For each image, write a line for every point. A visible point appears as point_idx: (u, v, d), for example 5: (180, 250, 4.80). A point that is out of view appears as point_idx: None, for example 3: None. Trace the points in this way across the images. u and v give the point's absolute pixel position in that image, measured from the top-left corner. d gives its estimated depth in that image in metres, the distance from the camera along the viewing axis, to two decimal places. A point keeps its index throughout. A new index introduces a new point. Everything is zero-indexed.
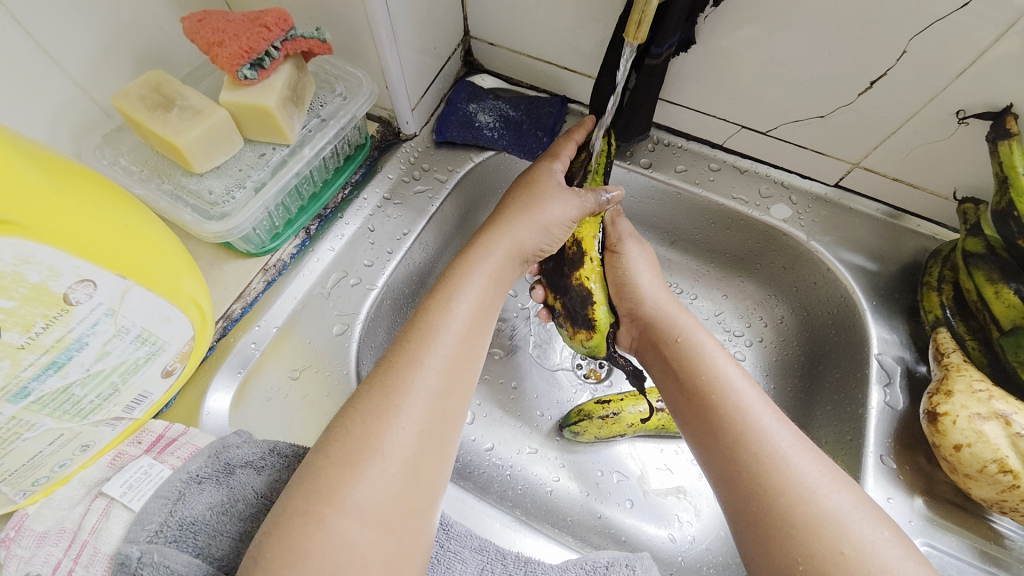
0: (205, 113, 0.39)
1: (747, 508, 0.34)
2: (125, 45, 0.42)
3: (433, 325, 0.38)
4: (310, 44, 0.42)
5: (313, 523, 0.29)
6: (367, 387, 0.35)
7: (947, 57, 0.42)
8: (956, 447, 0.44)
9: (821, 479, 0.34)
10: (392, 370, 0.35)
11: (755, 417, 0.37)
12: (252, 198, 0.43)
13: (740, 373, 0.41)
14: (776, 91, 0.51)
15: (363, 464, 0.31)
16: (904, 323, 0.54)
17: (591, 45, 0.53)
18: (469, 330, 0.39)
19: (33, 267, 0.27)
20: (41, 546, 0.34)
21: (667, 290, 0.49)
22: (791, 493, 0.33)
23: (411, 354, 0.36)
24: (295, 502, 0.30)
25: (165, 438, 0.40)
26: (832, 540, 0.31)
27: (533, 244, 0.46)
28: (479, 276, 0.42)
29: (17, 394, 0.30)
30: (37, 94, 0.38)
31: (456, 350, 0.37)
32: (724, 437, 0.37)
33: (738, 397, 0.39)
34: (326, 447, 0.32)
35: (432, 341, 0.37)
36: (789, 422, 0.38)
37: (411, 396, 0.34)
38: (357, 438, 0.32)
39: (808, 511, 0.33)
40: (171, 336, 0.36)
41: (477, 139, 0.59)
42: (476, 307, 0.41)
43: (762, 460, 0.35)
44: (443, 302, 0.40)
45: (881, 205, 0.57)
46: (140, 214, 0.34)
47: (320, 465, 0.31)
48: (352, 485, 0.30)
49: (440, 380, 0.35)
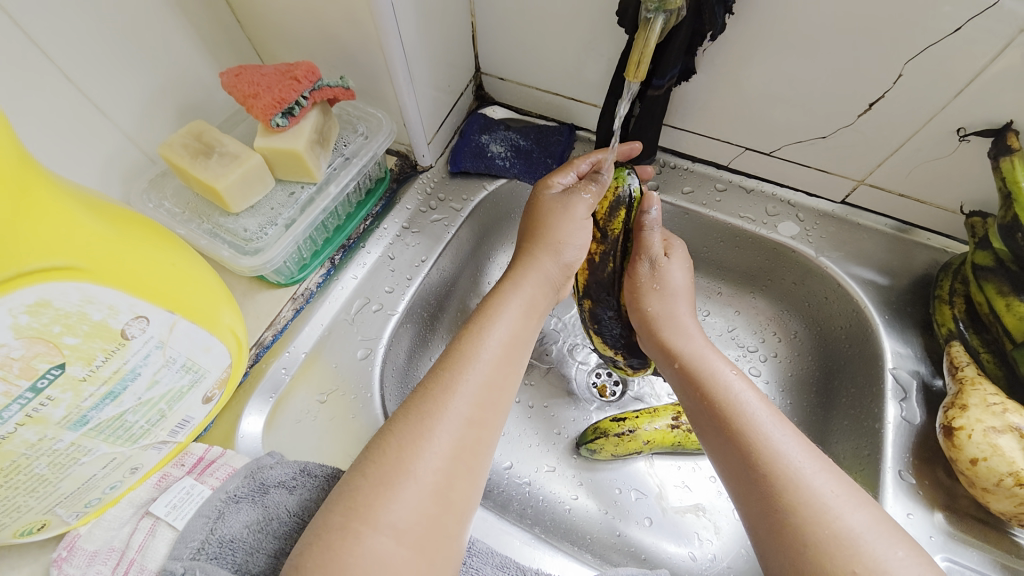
0: (241, 158, 0.42)
1: (762, 527, 0.35)
2: (169, 98, 0.47)
3: (468, 354, 0.40)
4: (336, 91, 0.46)
5: (351, 538, 0.31)
6: (402, 413, 0.37)
7: (945, 75, 0.43)
8: (972, 460, 0.44)
9: (835, 498, 0.34)
10: (427, 397, 0.37)
11: (766, 437, 0.38)
12: (283, 234, 0.46)
13: (752, 390, 0.42)
14: (778, 113, 0.53)
15: (397, 485, 0.33)
16: (918, 337, 0.55)
17: (595, 77, 0.56)
18: (500, 359, 0.41)
19: (96, 307, 0.30)
20: (90, 565, 0.37)
21: (689, 301, 0.52)
22: (805, 512, 0.34)
23: (445, 382, 0.38)
24: (333, 518, 0.32)
25: (205, 460, 0.42)
26: (845, 559, 0.32)
27: (553, 269, 0.48)
28: (512, 306, 0.45)
29: (77, 422, 0.32)
30: (92, 145, 0.43)
31: (489, 378, 0.39)
32: (737, 455, 0.38)
33: (751, 415, 0.40)
34: (363, 466, 0.34)
35: (466, 370, 0.39)
36: (803, 442, 0.38)
37: (444, 422, 0.36)
38: (393, 459, 0.34)
39: (820, 530, 0.33)
40: (212, 365, 0.39)
41: (489, 169, 0.61)
42: (509, 337, 0.43)
43: (774, 481, 0.36)
44: (477, 331, 0.42)
45: (890, 220, 0.58)
46: (185, 252, 0.37)
47: (357, 484, 0.33)
48: (386, 506, 0.32)
49: (472, 408, 0.37)
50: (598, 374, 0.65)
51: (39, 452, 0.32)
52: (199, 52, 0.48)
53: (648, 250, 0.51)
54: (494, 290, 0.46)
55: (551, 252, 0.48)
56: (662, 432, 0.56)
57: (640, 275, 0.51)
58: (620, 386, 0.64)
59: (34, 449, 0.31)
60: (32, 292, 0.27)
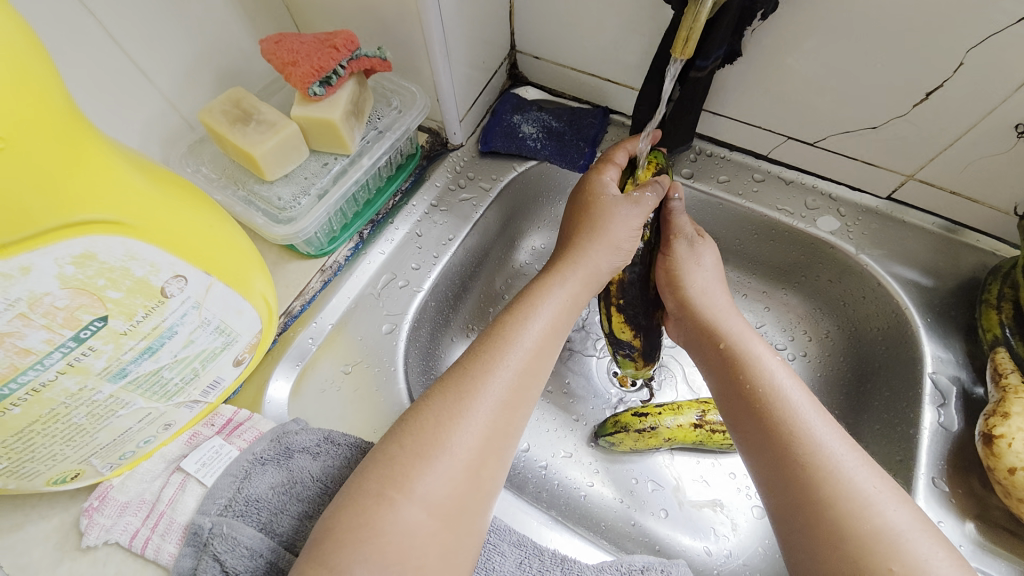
0: (278, 126, 0.43)
1: (794, 521, 0.35)
2: (208, 64, 0.47)
3: (509, 338, 0.40)
4: (373, 62, 0.45)
5: (385, 505, 0.31)
6: (439, 389, 0.37)
7: (1010, 66, 0.41)
8: (1011, 470, 0.43)
9: (878, 494, 0.34)
10: (465, 376, 0.37)
11: (808, 427, 0.37)
12: (316, 204, 0.46)
13: (793, 379, 0.41)
14: (826, 101, 0.50)
15: (433, 458, 0.33)
16: (961, 342, 0.52)
17: (634, 58, 0.54)
18: (540, 348, 0.40)
19: (138, 263, 0.31)
20: (121, 515, 0.38)
21: (724, 286, 0.50)
22: (843, 505, 0.33)
23: (485, 363, 0.38)
24: (367, 484, 0.32)
25: (233, 422, 0.43)
26: (883, 555, 0.31)
27: (605, 268, 0.46)
28: (556, 294, 0.44)
29: (117, 374, 0.33)
30: (134, 108, 0.43)
31: (526, 364, 0.39)
32: (774, 443, 0.37)
33: (791, 404, 0.39)
34: (399, 438, 0.34)
35: (505, 354, 0.39)
36: (843, 433, 0.37)
37: (480, 401, 0.36)
38: (431, 434, 0.34)
39: (859, 525, 0.32)
40: (244, 328, 0.40)
41: (520, 149, 0.61)
42: (549, 327, 0.42)
43: (812, 471, 0.35)
44: (520, 317, 0.42)
45: (937, 219, 0.55)
46: (223, 216, 0.38)
47: (393, 455, 0.33)
48: (421, 477, 0.32)
49: (509, 392, 0.37)
50: (618, 363, 0.64)
51: (79, 401, 0.33)
52: (239, 19, 0.48)
53: (682, 230, 0.50)
54: (537, 281, 0.45)
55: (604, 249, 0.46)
56: (684, 428, 0.55)
57: (675, 253, 0.50)
58: (641, 376, 0.64)
59: (74, 399, 0.32)
60: (78, 244, 0.28)
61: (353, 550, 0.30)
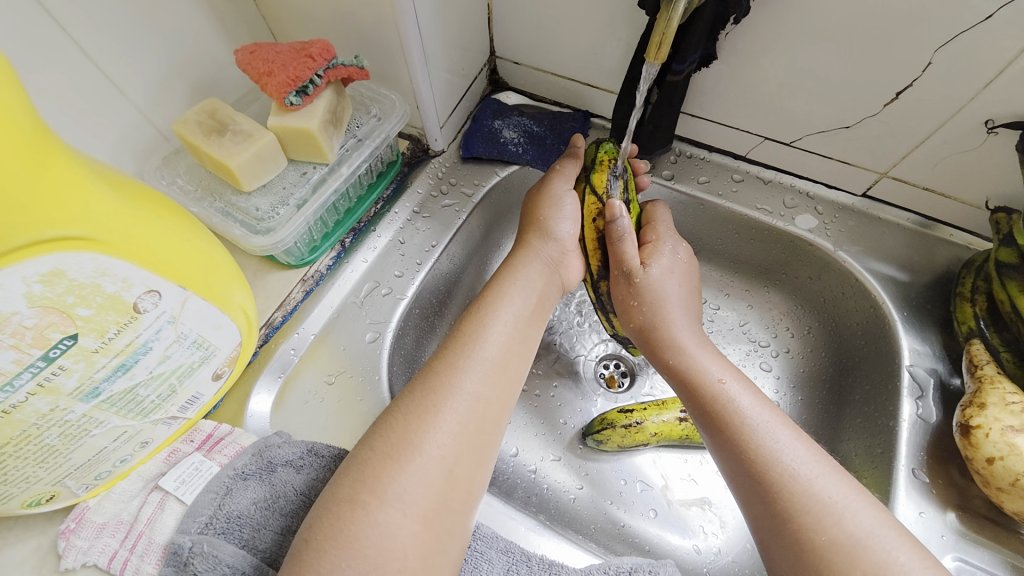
0: (254, 136, 0.42)
1: (764, 533, 0.35)
2: (182, 74, 0.47)
3: (472, 334, 0.40)
4: (350, 70, 0.45)
5: (359, 510, 0.31)
6: (408, 391, 0.37)
7: (974, 65, 0.42)
8: (988, 460, 0.43)
9: (837, 501, 0.34)
10: (431, 374, 0.38)
11: (764, 443, 0.37)
12: (295, 214, 0.46)
13: (750, 393, 0.41)
14: (801, 101, 0.51)
15: (405, 458, 0.33)
16: (937, 335, 0.53)
17: (612, 62, 0.55)
18: (512, 335, 0.42)
19: (110, 279, 0.30)
20: (98, 537, 0.37)
21: (687, 295, 0.49)
22: (803, 518, 0.34)
23: (449, 359, 0.39)
24: (342, 489, 0.32)
25: (214, 437, 0.42)
26: (843, 563, 0.31)
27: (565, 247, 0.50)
28: (516, 290, 0.45)
29: (89, 393, 0.33)
30: (106, 120, 0.42)
31: (494, 359, 0.39)
32: (735, 461, 0.38)
33: (747, 421, 0.39)
34: (371, 441, 0.34)
35: (471, 349, 0.39)
36: (805, 443, 0.37)
37: (450, 399, 0.36)
38: (400, 434, 0.34)
39: (818, 538, 0.33)
40: (222, 342, 0.39)
41: (501, 154, 0.61)
42: (515, 322, 0.43)
43: (771, 487, 0.35)
44: (483, 316, 0.42)
45: (912, 215, 0.56)
46: (199, 229, 0.37)
47: (365, 457, 0.33)
48: (395, 479, 0.32)
49: (480, 387, 0.37)
50: (605, 366, 0.65)
51: (50, 422, 0.32)
52: (213, 29, 0.48)
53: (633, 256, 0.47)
54: (497, 278, 0.47)
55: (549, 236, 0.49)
56: (670, 424, 0.56)
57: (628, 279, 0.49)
58: (628, 378, 0.64)
59: (45, 420, 0.31)
60: (46, 261, 0.27)
61: (336, 558, 0.29)
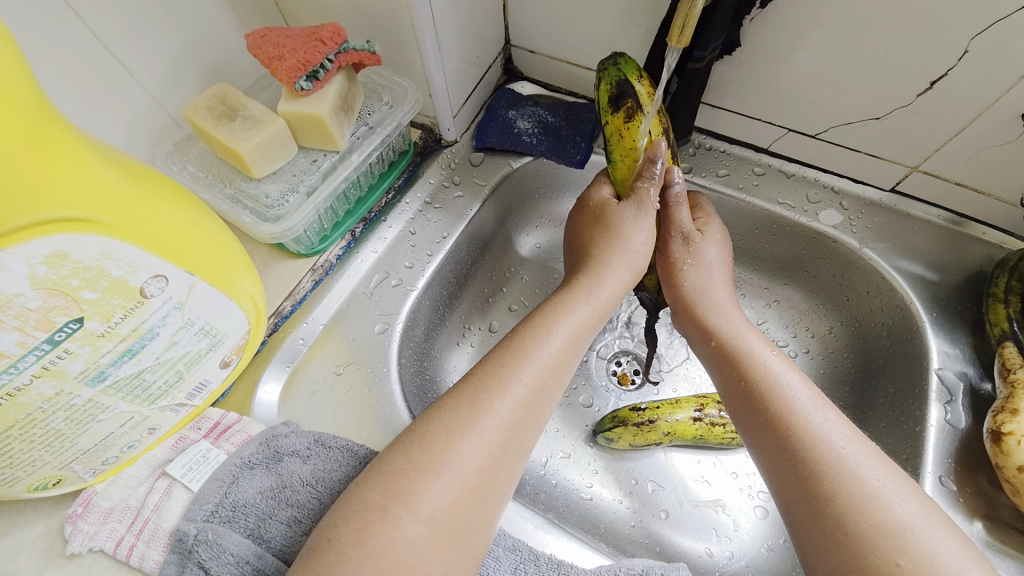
0: (264, 122, 0.42)
1: (801, 513, 0.33)
2: (194, 58, 0.46)
3: (528, 352, 0.38)
4: (361, 55, 0.44)
5: (388, 521, 0.30)
6: (453, 400, 0.35)
7: (1014, 56, 0.40)
8: (1021, 468, 0.41)
9: (881, 487, 0.32)
10: (478, 390, 0.36)
11: (807, 420, 0.36)
12: (305, 202, 0.45)
13: (793, 372, 0.40)
14: (825, 93, 0.49)
15: (438, 472, 0.32)
16: (968, 337, 0.51)
17: (631, 50, 0.53)
18: (560, 362, 0.39)
19: (115, 262, 0.30)
20: (105, 522, 0.37)
21: (727, 278, 0.49)
22: (848, 499, 0.32)
23: (499, 375, 0.36)
24: (372, 496, 0.31)
25: (221, 426, 0.42)
26: (886, 550, 0.30)
27: (628, 276, 0.45)
28: (582, 310, 0.42)
29: (95, 377, 0.32)
30: (116, 103, 0.42)
31: (543, 382, 0.37)
32: (777, 440, 0.36)
33: (792, 398, 0.37)
34: (409, 449, 0.33)
35: (523, 369, 0.37)
36: (851, 427, 0.36)
37: (493, 416, 0.34)
38: (439, 449, 0.33)
39: (863, 520, 0.31)
40: (229, 329, 0.39)
41: (516, 145, 0.59)
42: (569, 343, 0.40)
43: (814, 466, 0.34)
44: (539, 331, 0.40)
45: (943, 211, 0.54)
46: (205, 212, 0.37)
47: (401, 467, 0.32)
48: (426, 492, 0.31)
49: (522, 407, 0.36)
50: (617, 362, 0.64)
51: (56, 406, 0.32)
52: (226, 13, 0.47)
53: (678, 227, 0.48)
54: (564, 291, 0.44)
55: (624, 257, 0.45)
56: (683, 424, 0.54)
57: (673, 254, 0.48)
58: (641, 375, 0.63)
59: (51, 403, 0.31)
60: (50, 242, 0.27)
61: (358, 566, 0.29)
